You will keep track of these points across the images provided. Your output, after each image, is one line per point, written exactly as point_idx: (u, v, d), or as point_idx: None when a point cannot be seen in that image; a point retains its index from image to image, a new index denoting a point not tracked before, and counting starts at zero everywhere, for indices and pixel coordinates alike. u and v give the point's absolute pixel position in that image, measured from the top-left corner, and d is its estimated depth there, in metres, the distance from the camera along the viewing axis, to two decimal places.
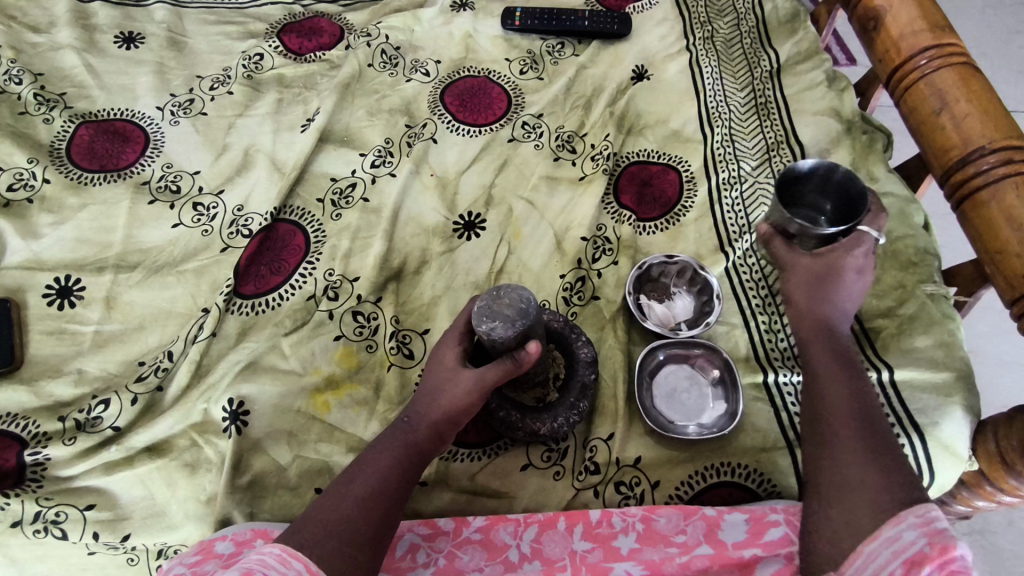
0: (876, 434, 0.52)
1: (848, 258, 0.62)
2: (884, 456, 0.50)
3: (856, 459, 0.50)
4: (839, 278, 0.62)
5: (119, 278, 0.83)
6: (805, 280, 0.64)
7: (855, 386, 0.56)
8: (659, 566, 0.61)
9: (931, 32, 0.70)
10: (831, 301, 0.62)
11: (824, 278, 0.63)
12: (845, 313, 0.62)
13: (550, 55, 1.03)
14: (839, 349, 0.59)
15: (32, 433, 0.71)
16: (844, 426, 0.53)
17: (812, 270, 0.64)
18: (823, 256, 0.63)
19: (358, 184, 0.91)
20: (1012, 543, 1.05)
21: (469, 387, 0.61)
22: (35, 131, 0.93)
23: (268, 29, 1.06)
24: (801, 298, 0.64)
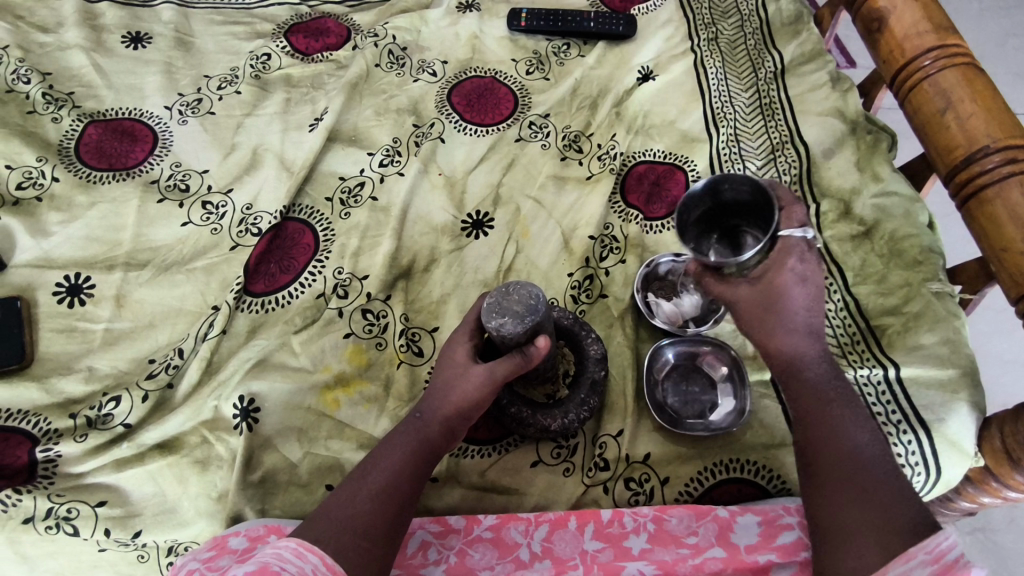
0: (862, 476, 0.51)
1: (784, 276, 0.55)
2: (874, 496, 0.50)
3: (853, 502, 0.50)
4: (788, 301, 0.56)
5: (128, 276, 0.83)
6: (752, 311, 0.57)
7: (832, 420, 0.55)
8: (672, 567, 0.61)
9: (935, 33, 0.70)
10: (787, 328, 0.57)
11: (768, 306, 0.57)
12: (805, 332, 0.58)
13: (556, 55, 1.04)
14: (811, 381, 0.57)
15: (44, 430, 0.72)
16: (834, 468, 0.53)
17: (753, 299, 0.57)
18: (760, 279, 0.56)
19: (366, 183, 0.91)
20: (1014, 541, 1.05)
21: (478, 384, 0.62)
22: (44, 130, 0.93)
23: (276, 29, 1.07)
24: (753, 331, 0.59)
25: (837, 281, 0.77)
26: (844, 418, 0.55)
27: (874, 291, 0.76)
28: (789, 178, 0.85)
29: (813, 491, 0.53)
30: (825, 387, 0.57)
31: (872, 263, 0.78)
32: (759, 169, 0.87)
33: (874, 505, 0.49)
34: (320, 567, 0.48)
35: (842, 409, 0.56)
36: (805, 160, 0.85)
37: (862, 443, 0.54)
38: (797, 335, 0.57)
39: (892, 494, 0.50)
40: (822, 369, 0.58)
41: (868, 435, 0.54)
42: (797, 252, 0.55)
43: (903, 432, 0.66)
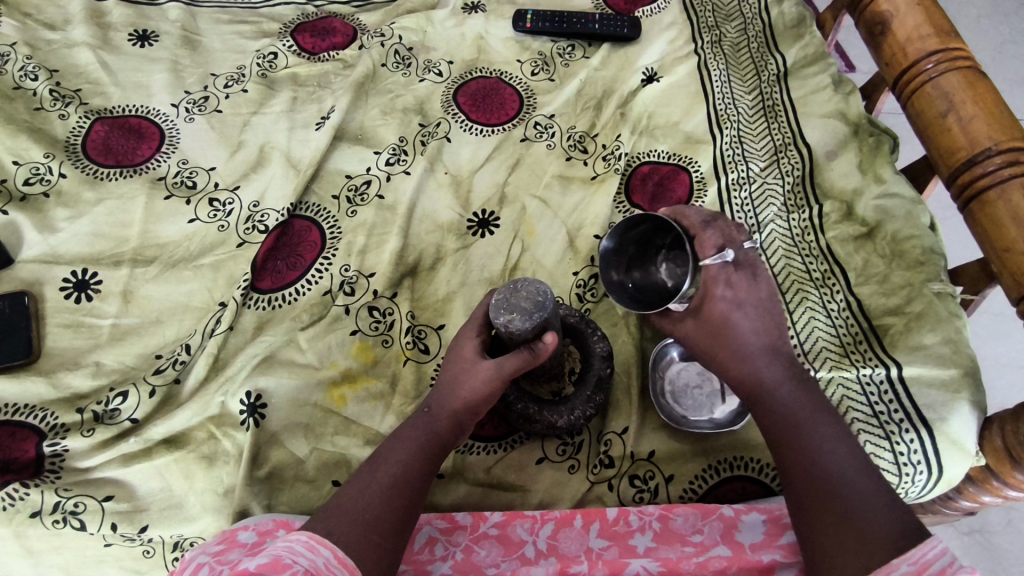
0: (832, 493, 0.51)
1: (717, 305, 0.60)
2: (848, 514, 0.50)
3: (827, 522, 0.50)
4: (732, 331, 0.60)
5: (136, 272, 0.84)
6: (703, 346, 0.62)
7: (801, 441, 0.55)
8: (676, 565, 0.60)
9: (936, 37, 0.71)
10: (740, 353, 0.60)
11: (717, 337, 0.61)
12: (761, 351, 0.60)
13: (561, 57, 1.05)
14: (776, 404, 0.58)
15: (51, 424, 0.72)
16: (806, 489, 0.53)
17: (700, 332, 0.62)
18: (700, 313, 0.62)
19: (373, 181, 0.92)
20: (1011, 543, 1.06)
21: (484, 381, 0.62)
22: (50, 127, 0.94)
23: (282, 28, 1.07)
24: (713, 360, 0.62)
25: (840, 281, 0.78)
26: (815, 435, 0.55)
27: (877, 291, 0.76)
28: (792, 179, 0.86)
29: (796, 515, 0.54)
30: (791, 407, 0.57)
31: (874, 263, 0.78)
32: (763, 170, 0.88)
33: (848, 522, 0.49)
34: (332, 560, 0.48)
35: (813, 426, 0.55)
36: (808, 161, 0.86)
37: (836, 459, 0.53)
38: (752, 361, 0.60)
39: (869, 510, 0.49)
40: (787, 389, 0.58)
41: (843, 449, 0.54)
42: (719, 282, 0.60)
43: (905, 430, 0.66)
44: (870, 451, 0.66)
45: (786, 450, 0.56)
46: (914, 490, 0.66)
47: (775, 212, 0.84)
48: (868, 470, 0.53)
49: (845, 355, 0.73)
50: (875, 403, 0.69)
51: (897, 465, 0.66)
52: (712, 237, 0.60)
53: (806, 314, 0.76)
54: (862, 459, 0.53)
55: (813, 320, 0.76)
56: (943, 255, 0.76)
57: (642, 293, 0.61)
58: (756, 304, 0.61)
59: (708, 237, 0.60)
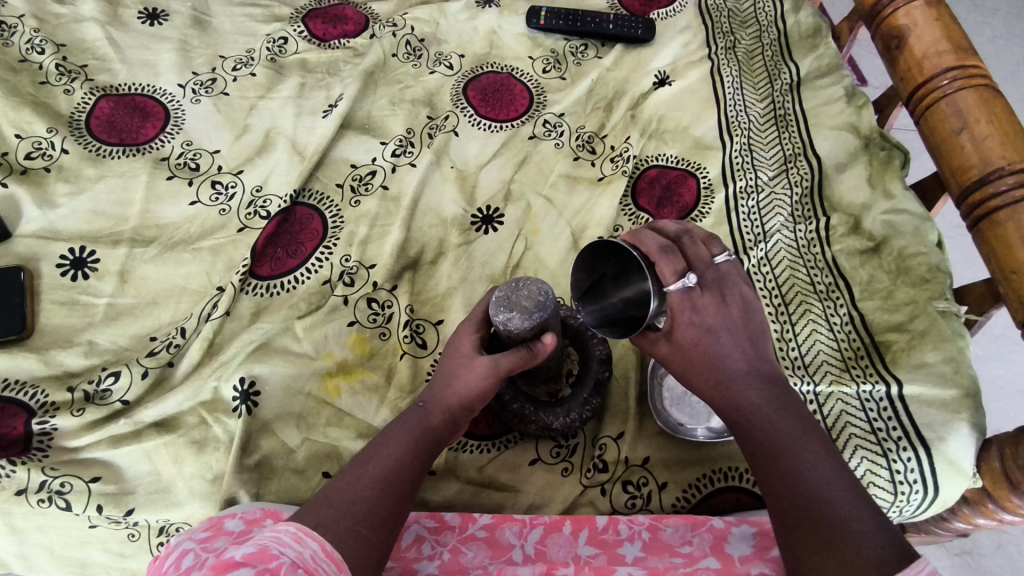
0: (818, 521, 0.50)
1: (683, 331, 0.58)
2: (834, 542, 0.49)
3: (812, 551, 0.49)
4: (708, 352, 0.58)
5: (133, 252, 0.83)
6: (680, 369, 0.59)
7: (784, 467, 0.53)
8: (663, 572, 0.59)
9: (954, 53, 0.70)
10: (718, 375, 0.58)
11: (692, 360, 0.58)
12: (738, 372, 0.57)
13: (574, 56, 1.04)
14: (757, 426, 0.56)
15: (40, 402, 0.71)
16: (791, 516, 0.52)
17: (675, 358, 0.59)
18: (674, 338, 0.59)
19: (378, 172, 0.91)
20: (1000, 566, 1.05)
21: (478, 382, 0.61)
22: (55, 102, 0.93)
23: (294, 13, 1.06)
24: (690, 384, 0.60)
25: (844, 294, 0.77)
26: (798, 459, 0.53)
27: (880, 307, 0.75)
28: (800, 190, 0.85)
29: (781, 541, 0.52)
30: (774, 430, 0.55)
31: (879, 278, 0.77)
32: (771, 179, 0.87)
33: (835, 550, 0.48)
34: (319, 553, 0.48)
35: (795, 448, 0.54)
36: (816, 173, 0.86)
37: (820, 483, 0.52)
38: (731, 384, 0.57)
39: (853, 538, 0.48)
40: (768, 409, 0.56)
41: (829, 472, 0.53)
42: (683, 306, 0.58)
43: (903, 449, 0.66)
44: (866, 468, 0.66)
45: (767, 476, 0.54)
46: (908, 510, 0.66)
47: (782, 221, 0.84)
48: (851, 491, 0.52)
49: (846, 369, 0.72)
50: (874, 420, 0.68)
51: (892, 483, 0.65)
52: (672, 263, 0.57)
53: (808, 327, 0.76)
54: (846, 481, 0.52)
55: (815, 333, 0.75)
56: (949, 273, 0.75)
57: (611, 316, 0.62)
58: (727, 326, 0.58)
59: (667, 264, 0.57)
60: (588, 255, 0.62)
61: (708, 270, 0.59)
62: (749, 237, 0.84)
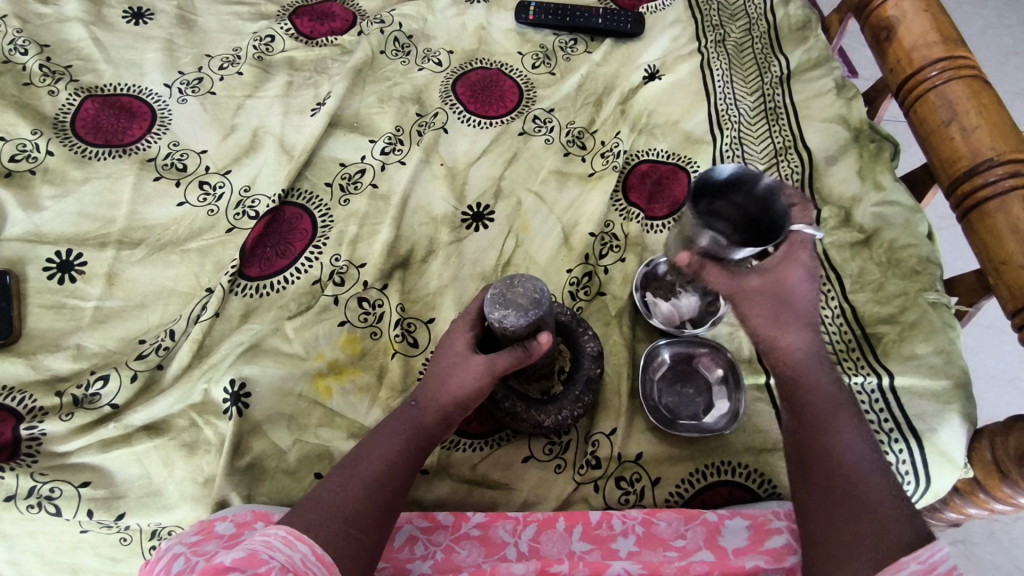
0: (857, 483, 0.53)
1: (793, 272, 0.60)
2: (872, 502, 0.51)
3: (844, 508, 0.52)
4: (796, 302, 0.60)
5: (121, 254, 0.82)
6: (759, 305, 0.60)
7: (835, 430, 0.56)
8: (657, 568, 0.60)
9: (943, 44, 0.70)
10: (794, 324, 0.60)
11: (778, 301, 0.60)
12: (811, 335, 0.60)
13: (563, 50, 1.03)
14: (817, 387, 0.58)
15: (28, 407, 0.70)
16: (828, 473, 0.54)
17: (764, 291, 0.60)
18: (770, 274, 0.60)
19: (367, 170, 0.90)
20: (992, 555, 1.06)
21: (476, 380, 0.61)
22: (39, 103, 0.92)
23: (281, 11, 1.06)
24: (765, 327, 0.61)
25: (835, 287, 0.77)
26: (847, 427, 0.56)
27: (872, 299, 0.76)
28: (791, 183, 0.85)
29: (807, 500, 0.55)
30: (833, 397, 0.58)
31: (870, 270, 0.78)
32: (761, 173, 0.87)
33: (867, 511, 0.51)
34: (309, 557, 0.48)
35: (844, 417, 0.57)
36: (806, 166, 0.85)
37: (865, 451, 0.55)
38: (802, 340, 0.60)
39: (886, 505, 0.51)
40: (825, 375, 0.59)
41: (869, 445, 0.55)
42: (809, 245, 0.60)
43: (895, 440, 0.66)
44: None
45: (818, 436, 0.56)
46: None
47: None
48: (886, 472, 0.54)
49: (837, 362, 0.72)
50: (866, 413, 0.68)
51: None
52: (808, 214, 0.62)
53: None
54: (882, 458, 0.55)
55: None
56: (939, 264, 0.76)
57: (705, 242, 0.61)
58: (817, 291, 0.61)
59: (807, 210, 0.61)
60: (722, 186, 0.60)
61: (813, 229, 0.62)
62: None
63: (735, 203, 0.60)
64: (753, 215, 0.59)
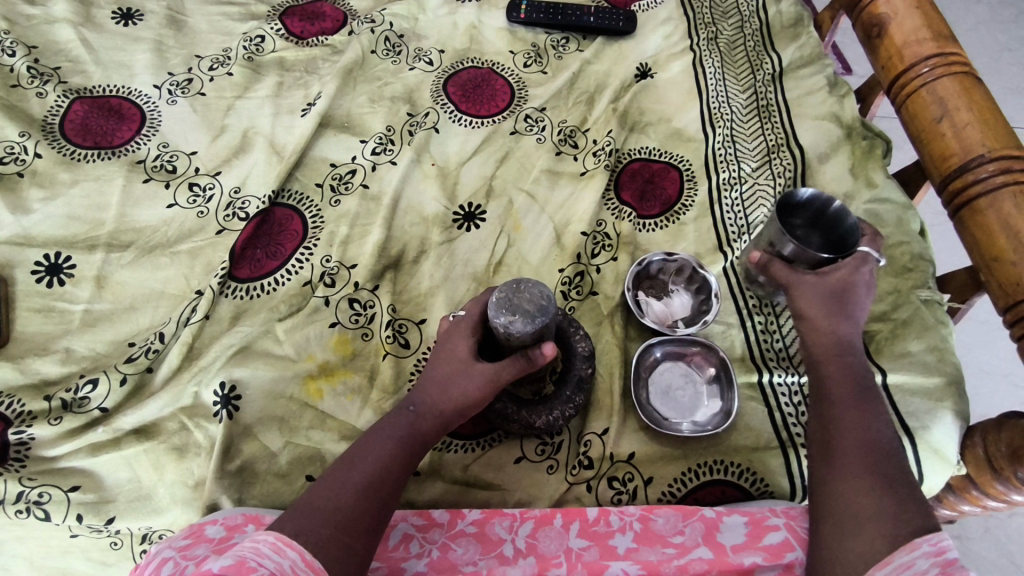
0: (884, 464, 0.53)
1: (855, 275, 0.63)
2: (894, 482, 0.51)
3: (870, 485, 0.51)
4: (849, 299, 0.63)
5: (110, 257, 0.81)
6: (813, 297, 0.64)
7: (868, 412, 0.57)
8: (656, 568, 0.60)
9: (934, 41, 0.70)
10: (841, 317, 0.63)
11: (833, 296, 0.63)
12: (854, 331, 0.63)
13: (555, 49, 1.03)
14: (852, 374, 0.59)
15: (17, 412, 0.70)
16: (857, 450, 0.54)
17: (822, 286, 0.64)
18: (830, 276, 0.64)
19: (358, 170, 0.90)
20: (987, 551, 1.06)
21: (482, 390, 0.62)
22: (28, 105, 0.91)
23: (271, 12, 1.05)
24: (816, 314, 0.63)
25: None
26: (879, 414, 0.57)
27: None
28: (784, 181, 0.85)
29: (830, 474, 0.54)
30: (867, 384, 0.59)
31: None
32: (754, 170, 0.87)
33: (892, 490, 0.51)
34: (299, 563, 0.48)
35: (876, 405, 0.57)
36: (799, 164, 0.85)
37: (891, 439, 0.55)
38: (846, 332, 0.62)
39: (909, 490, 0.51)
40: (860, 365, 0.61)
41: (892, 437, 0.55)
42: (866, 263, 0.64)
43: None
44: None
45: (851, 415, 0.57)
46: None
47: (765, 212, 0.83)
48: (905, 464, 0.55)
49: None
50: None
51: None
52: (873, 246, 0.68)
53: None
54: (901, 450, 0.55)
55: None
56: (931, 262, 0.76)
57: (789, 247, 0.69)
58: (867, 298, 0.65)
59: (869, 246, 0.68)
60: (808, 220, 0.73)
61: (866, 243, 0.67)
62: (733, 229, 0.83)
63: (808, 223, 0.73)
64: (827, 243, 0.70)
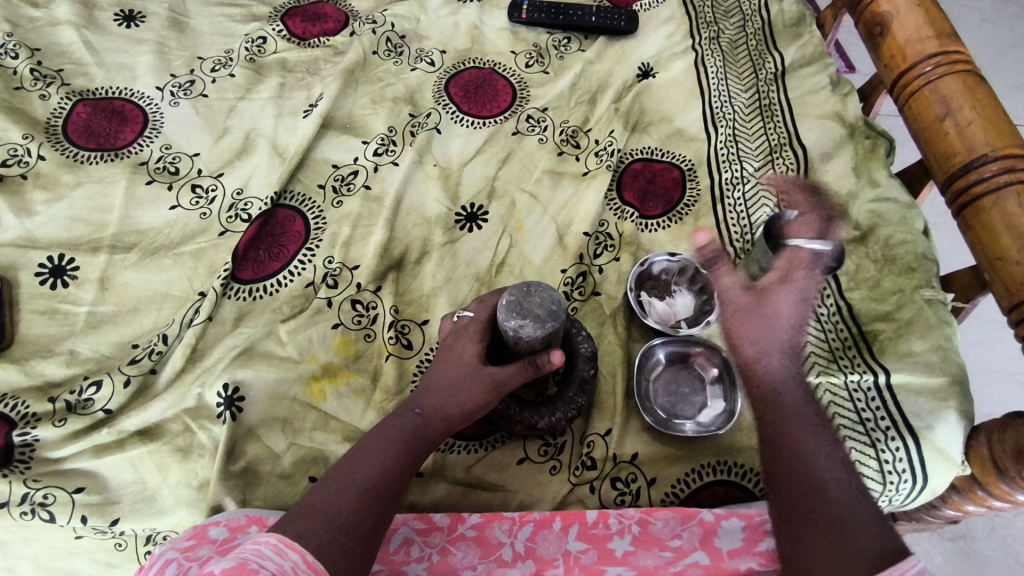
0: (821, 504, 0.53)
1: (781, 292, 0.62)
2: (833, 522, 0.51)
3: (807, 531, 0.52)
4: (777, 323, 0.61)
5: (113, 259, 0.82)
6: (740, 322, 0.62)
7: (797, 448, 0.56)
8: (652, 573, 0.61)
9: (937, 39, 0.70)
10: (768, 342, 0.60)
11: (755, 316, 0.61)
12: (791, 348, 0.61)
13: (557, 49, 1.03)
14: (788, 407, 0.58)
15: (21, 414, 0.70)
16: (794, 492, 0.54)
17: (742, 307, 0.62)
18: (752, 302, 0.62)
19: (360, 171, 0.90)
20: (993, 550, 1.06)
21: (488, 398, 0.62)
22: (31, 107, 0.92)
23: (273, 13, 1.05)
24: (741, 343, 0.62)
25: (831, 285, 0.77)
26: (811, 446, 0.56)
27: (868, 297, 0.76)
28: None
29: (784, 516, 0.54)
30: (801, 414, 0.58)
31: (866, 268, 0.78)
32: (756, 170, 0.87)
33: (831, 533, 0.51)
34: (301, 565, 0.48)
35: (809, 435, 0.57)
36: (801, 164, 0.85)
37: (827, 472, 0.54)
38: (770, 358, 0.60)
39: (851, 526, 0.51)
40: (795, 392, 0.59)
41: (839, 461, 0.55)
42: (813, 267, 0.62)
43: (891, 438, 0.66)
44: (855, 459, 0.66)
45: (792, 448, 0.56)
46: (897, 499, 0.66)
47: (768, 212, 0.83)
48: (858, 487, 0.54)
49: (834, 360, 0.72)
50: (862, 411, 0.68)
51: (881, 473, 0.65)
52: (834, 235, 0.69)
53: None
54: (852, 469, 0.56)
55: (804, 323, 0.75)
56: (935, 261, 0.76)
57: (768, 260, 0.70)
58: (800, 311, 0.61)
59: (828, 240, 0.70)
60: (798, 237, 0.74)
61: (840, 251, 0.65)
62: (736, 230, 0.83)
63: None
64: None
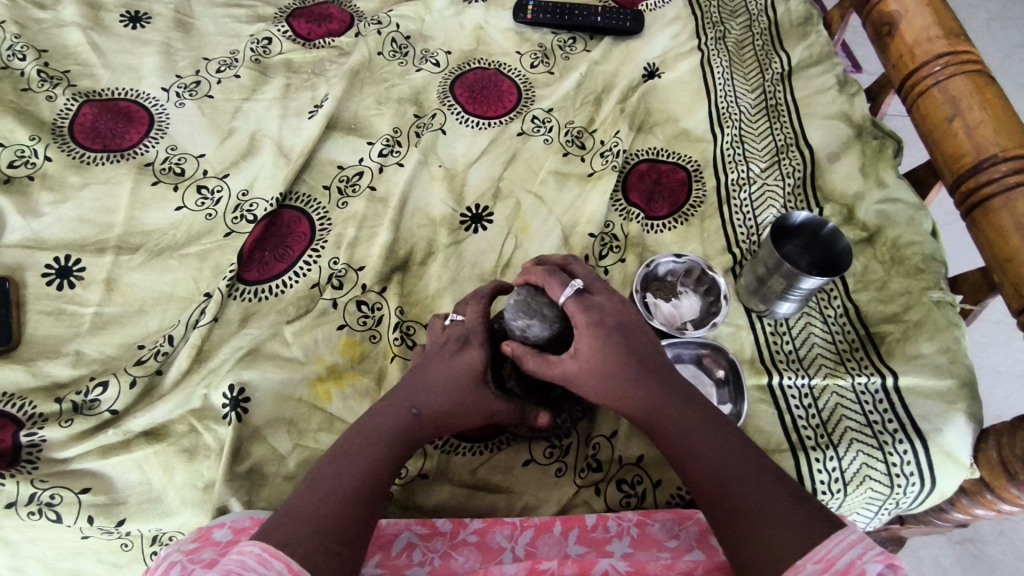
0: (742, 509, 0.52)
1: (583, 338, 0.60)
2: (758, 523, 0.50)
3: (742, 541, 0.51)
4: (611, 364, 0.59)
5: (120, 260, 0.82)
6: (593, 379, 0.60)
7: (696, 464, 0.55)
8: (645, 567, 0.59)
9: (946, 39, 0.69)
10: (631, 380, 0.59)
11: (605, 363, 0.59)
12: (649, 376, 0.59)
13: (562, 50, 1.03)
14: (676, 427, 0.57)
15: (28, 414, 0.70)
16: (716, 508, 0.53)
17: (585, 365, 0.60)
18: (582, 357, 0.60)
19: (365, 172, 0.90)
20: (1002, 553, 1.05)
21: (487, 404, 0.63)
22: (38, 108, 0.92)
23: (278, 14, 1.05)
24: (607, 391, 0.60)
25: (838, 287, 0.77)
26: (706, 456, 0.55)
27: (875, 298, 0.75)
28: (792, 181, 0.85)
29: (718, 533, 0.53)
30: (684, 431, 0.57)
31: (874, 268, 0.77)
32: (762, 171, 0.86)
33: (759, 536, 0.50)
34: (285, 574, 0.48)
35: (700, 445, 0.56)
36: (808, 164, 0.85)
37: (729, 476, 0.54)
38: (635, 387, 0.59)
39: (775, 521, 0.50)
40: (672, 409, 0.58)
41: (744, 456, 0.55)
42: (581, 310, 0.60)
43: (899, 441, 0.65)
44: (862, 462, 0.65)
45: (696, 468, 0.55)
46: (905, 501, 0.66)
47: (774, 214, 0.83)
48: (767, 476, 0.54)
49: (841, 362, 0.72)
50: (869, 412, 0.67)
51: (889, 476, 0.64)
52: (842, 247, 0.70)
53: (803, 321, 0.75)
54: (760, 458, 0.55)
55: (810, 326, 0.75)
56: (943, 262, 0.76)
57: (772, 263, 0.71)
58: (619, 340, 0.60)
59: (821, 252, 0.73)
60: (804, 238, 0.74)
61: (595, 281, 0.63)
62: (742, 231, 0.83)
63: (802, 245, 0.74)
64: (822, 260, 0.73)
